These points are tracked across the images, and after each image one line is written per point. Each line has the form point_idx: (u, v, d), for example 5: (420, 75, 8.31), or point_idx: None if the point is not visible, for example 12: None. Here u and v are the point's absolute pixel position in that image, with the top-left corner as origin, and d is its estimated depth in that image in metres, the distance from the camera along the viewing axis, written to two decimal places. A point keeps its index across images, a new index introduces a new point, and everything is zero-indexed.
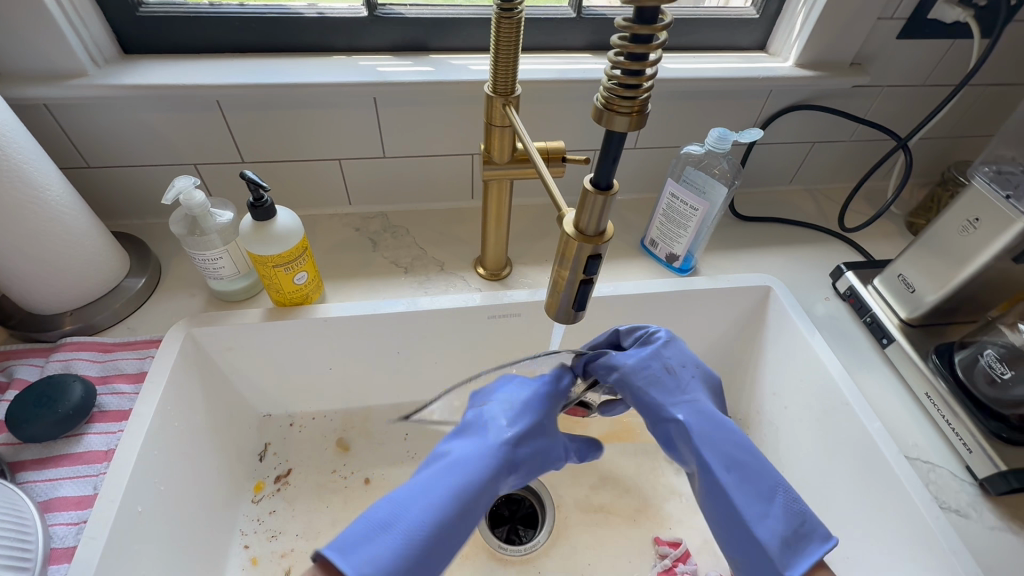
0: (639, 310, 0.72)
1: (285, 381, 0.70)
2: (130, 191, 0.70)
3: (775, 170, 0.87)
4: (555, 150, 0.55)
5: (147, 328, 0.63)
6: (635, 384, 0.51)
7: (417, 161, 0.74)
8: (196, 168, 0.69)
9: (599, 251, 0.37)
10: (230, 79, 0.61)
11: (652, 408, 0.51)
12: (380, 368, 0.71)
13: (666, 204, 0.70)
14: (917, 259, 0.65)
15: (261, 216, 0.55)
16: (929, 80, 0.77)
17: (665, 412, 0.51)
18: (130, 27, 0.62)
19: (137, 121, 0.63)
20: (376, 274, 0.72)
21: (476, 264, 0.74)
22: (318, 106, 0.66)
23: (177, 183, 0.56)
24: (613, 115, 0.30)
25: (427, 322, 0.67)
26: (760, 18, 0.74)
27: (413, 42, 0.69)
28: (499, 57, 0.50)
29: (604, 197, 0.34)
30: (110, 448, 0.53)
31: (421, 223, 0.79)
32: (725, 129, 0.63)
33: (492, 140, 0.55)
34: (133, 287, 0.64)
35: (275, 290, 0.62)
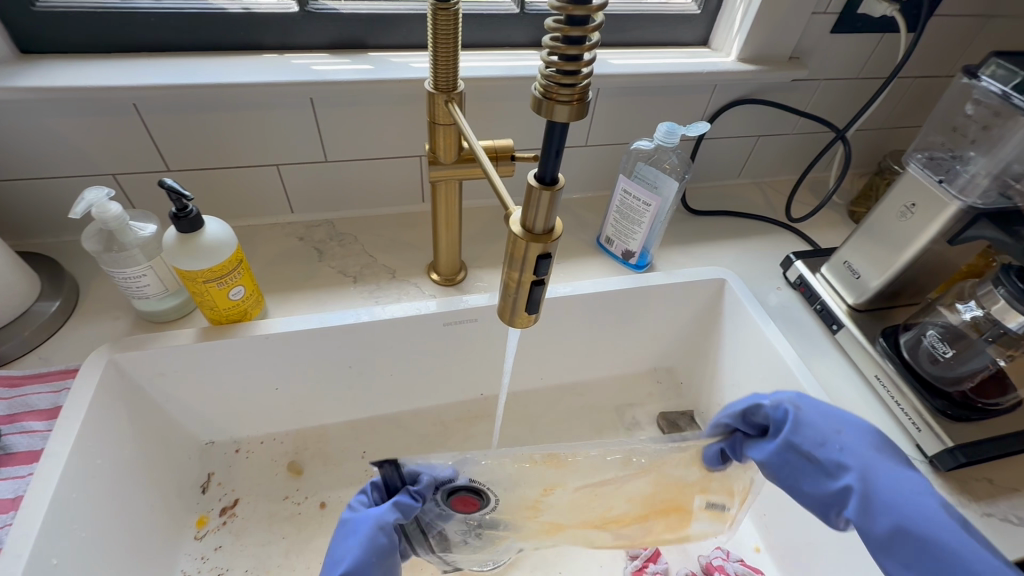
0: (598, 309, 0.71)
1: (227, 405, 0.65)
2: (38, 206, 0.64)
3: (723, 164, 0.88)
4: (503, 148, 0.53)
5: (62, 357, 0.57)
6: (780, 482, 0.43)
7: (362, 165, 0.71)
8: (115, 178, 0.63)
9: (549, 251, 0.36)
10: (146, 79, 0.56)
11: (815, 501, 0.42)
12: (331, 384, 0.67)
13: (620, 201, 0.69)
14: (861, 245, 0.66)
15: (185, 227, 0.50)
16: (862, 73, 0.80)
17: (830, 497, 0.41)
18: (28, 23, 0.56)
19: (41, 128, 0.57)
20: (323, 285, 0.68)
21: (430, 270, 0.71)
22: (249, 108, 0.61)
23: (87, 195, 0.51)
24: (554, 104, 0.28)
25: (379, 334, 0.64)
26: (701, 14, 0.75)
27: (350, 40, 0.65)
28: (438, 52, 0.47)
29: (550, 192, 0.32)
30: (18, 495, 0.47)
31: (370, 229, 0.76)
32: (672, 123, 0.62)
33: (437, 140, 0.53)
34: (46, 312, 0.58)
35: (208, 307, 0.57)
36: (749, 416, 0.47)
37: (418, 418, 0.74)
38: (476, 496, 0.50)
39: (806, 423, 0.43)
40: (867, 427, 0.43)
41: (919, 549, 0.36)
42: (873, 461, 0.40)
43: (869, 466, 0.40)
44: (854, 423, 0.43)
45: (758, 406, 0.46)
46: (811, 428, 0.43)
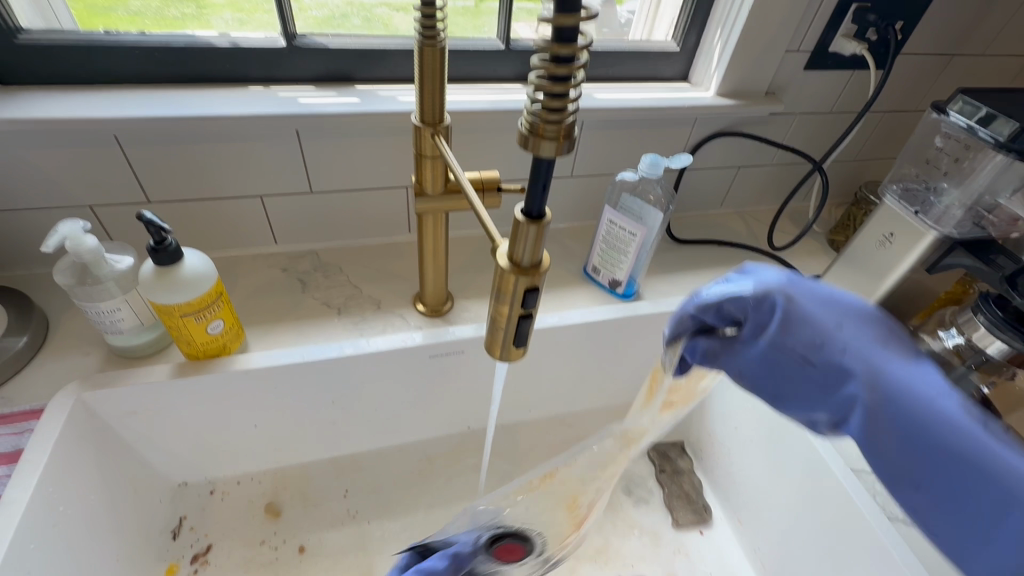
0: (586, 340, 0.70)
1: (202, 445, 0.62)
2: (9, 238, 0.62)
3: (705, 194, 0.90)
4: (489, 180, 0.53)
5: (26, 396, 0.54)
6: (758, 380, 0.39)
7: (348, 196, 0.71)
8: (93, 210, 0.62)
9: (536, 284, 0.35)
10: (129, 112, 0.55)
11: (813, 399, 0.38)
12: (313, 421, 0.65)
13: (606, 231, 0.70)
14: (843, 273, 0.67)
15: (163, 259, 0.49)
16: (836, 107, 0.83)
17: (832, 398, 0.37)
18: (7, 55, 0.55)
19: (17, 160, 0.56)
20: (305, 317, 0.67)
21: (416, 301, 0.70)
22: (233, 140, 0.61)
23: (61, 228, 0.49)
24: (541, 140, 0.28)
25: (364, 368, 0.62)
26: (680, 51, 0.78)
27: (337, 73, 0.66)
28: (425, 87, 0.48)
29: (537, 226, 0.32)
30: None
31: (356, 260, 0.75)
32: (656, 155, 0.63)
33: (424, 172, 0.53)
34: (12, 348, 0.56)
35: (185, 342, 0.55)
36: (720, 309, 0.40)
37: (403, 454, 0.72)
38: (517, 544, 0.57)
39: (800, 320, 0.37)
40: (864, 316, 0.39)
41: (935, 458, 0.33)
42: (879, 365, 0.36)
43: (871, 366, 0.36)
44: (854, 316, 0.38)
45: (740, 294, 0.39)
46: (804, 324, 0.37)
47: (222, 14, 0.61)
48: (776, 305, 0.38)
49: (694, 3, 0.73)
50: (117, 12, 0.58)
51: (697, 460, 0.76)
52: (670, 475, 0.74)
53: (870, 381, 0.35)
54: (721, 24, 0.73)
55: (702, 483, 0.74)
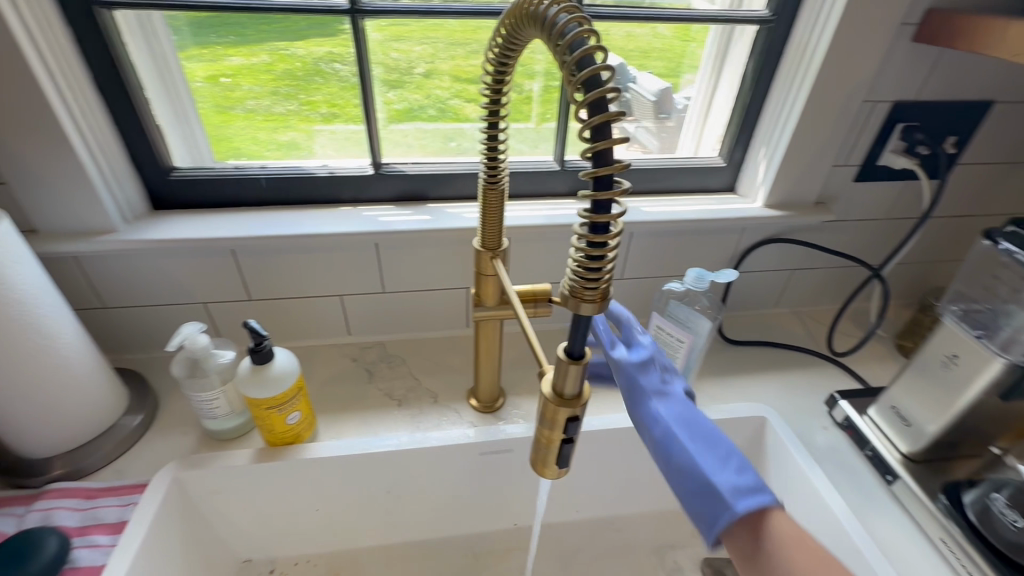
0: (634, 443, 0.71)
1: (270, 524, 0.67)
2: (139, 329, 0.74)
3: (758, 296, 0.90)
4: (542, 292, 0.58)
5: (135, 471, 0.63)
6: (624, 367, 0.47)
7: (414, 296, 0.79)
8: (206, 307, 0.73)
9: (577, 413, 0.38)
10: (246, 232, 0.67)
11: (636, 392, 0.45)
12: (370, 508, 0.69)
13: (654, 336, 0.72)
14: (907, 390, 0.65)
15: (258, 359, 0.57)
16: (892, 214, 0.83)
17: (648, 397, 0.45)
18: (161, 187, 0.69)
19: (156, 268, 0.68)
20: (369, 407, 0.73)
21: (470, 396, 0.74)
22: (324, 251, 0.71)
23: (184, 330, 0.59)
24: (581, 303, 0.33)
25: (420, 461, 0.66)
26: (726, 166, 0.82)
27: (413, 192, 0.76)
28: (486, 218, 0.55)
29: (578, 365, 0.36)
30: None
31: (417, 352, 0.82)
32: (701, 269, 0.66)
33: (483, 287, 0.59)
34: (128, 426, 0.65)
35: (267, 430, 0.62)
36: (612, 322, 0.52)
37: (450, 546, 0.73)
38: None
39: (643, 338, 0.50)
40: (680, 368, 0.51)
41: (705, 449, 0.40)
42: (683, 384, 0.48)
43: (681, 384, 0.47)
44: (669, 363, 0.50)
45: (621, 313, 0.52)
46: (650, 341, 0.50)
47: (320, 112, 0.71)
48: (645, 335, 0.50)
49: (738, 125, 0.78)
50: (236, 111, 0.69)
51: None
52: None
53: (669, 399, 0.44)
54: (765, 143, 0.78)
55: None
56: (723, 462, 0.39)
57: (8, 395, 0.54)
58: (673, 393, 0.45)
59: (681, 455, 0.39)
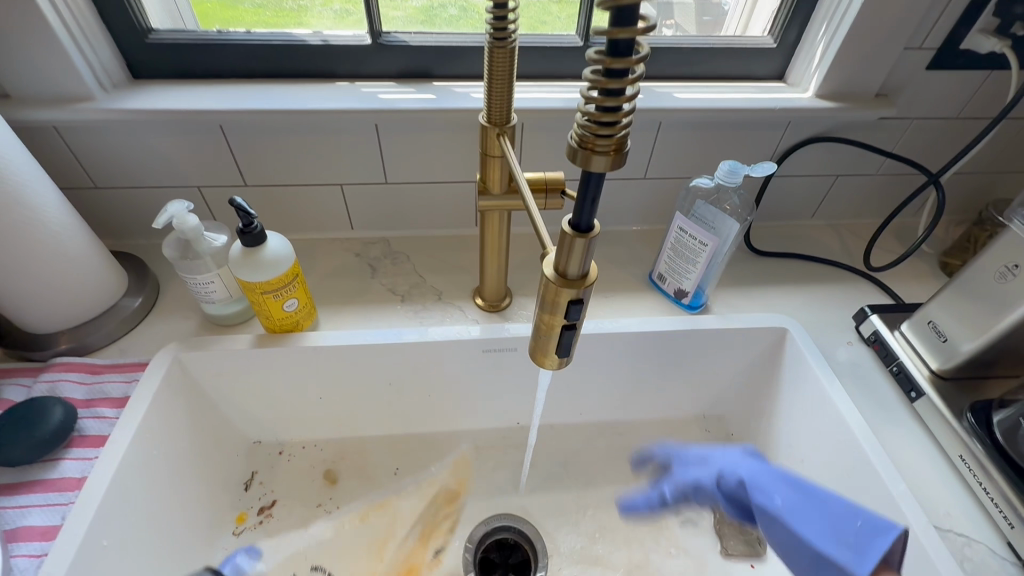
0: (644, 349, 0.68)
1: (275, 409, 0.68)
2: (133, 212, 0.71)
3: (793, 205, 0.82)
4: (553, 181, 0.53)
5: (137, 351, 0.63)
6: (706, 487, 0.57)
7: (419, 189, 0.74)
8: (200, 191, 0.69)
9: (582, 296, 0.34)
10: (232, 105, 0.61)
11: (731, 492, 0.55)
12: (373, 399, 0.69)
13: (674, 238, 0.66)
14: (949, 305, 0.59)
15: (249, 241, 0.54)
16: (963, 113, 0.73)
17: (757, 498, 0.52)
18: (142, 54, 0.63)
19: (143, 144, 0.64)
20: (372, 301, 0.71)
21: (476, 295, 0.71)
22: (320, 132, 0.65)
23: (170, 208, 0.56)
24: (592, 156, 0.27)
25: (422, 355, 0.65)
26: (778, 48, 0.71)
27: (416, 69, 0.68)
28: (493, 88, 0.48)
29: (585, 240, 0.31)
30: (84, 475, 0.51)
31: (424, 250, 0.78)
32: (735, 162, 0.59)
33: (488, 171, 0.53)
34: (129, 307, 0.64)
35: (265, 316, 0.60)
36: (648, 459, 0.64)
37: (452, 441, 0.74)
38: None
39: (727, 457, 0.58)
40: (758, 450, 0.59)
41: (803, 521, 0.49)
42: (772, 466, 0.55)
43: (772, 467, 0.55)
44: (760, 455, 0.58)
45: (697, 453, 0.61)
46: (738, 454, 0.58)
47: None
48: (738, 456, 0.58)
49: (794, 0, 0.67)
50: (244, 4, 0.64)
51: None
52: None
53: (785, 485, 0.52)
54: (826, 19, 0.66)
55: None
56: (833, 525, 0.48)
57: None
58: (771, 471, 0.54)
59: (789, 534, 0.49)
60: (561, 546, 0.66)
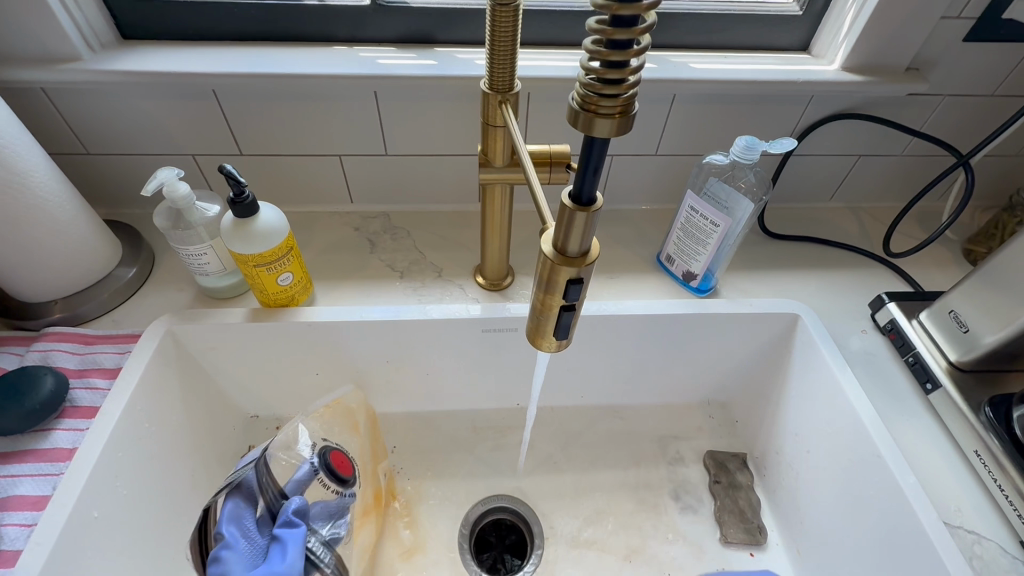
0: (649, 333, 0.66)
1: (271, 384, 0.67)
2: (126, 180, 0.69)
3: (811, 185, 0.79)
4: (558, 154, 0.50)
5: (131, 322, 0.62)
6: None
7: (420, 162, 0.71)
8: (194, 159, 0.67)
9: (582, 275, 0.32)
10: (224, 68, 0.58)
11: None
12: (370, 377, 0.68)
13: (685, 217, 0.63)
14: (973, 294, 0.56)
15: (241, 212, 0.52)
16: (998, 90, 0.68)
17: None
18: (131, 12, 0.60)
19: (134, 109, 0.61)
20: (369, 276, 0.69)
21: (477, 272, 0.69)
22: (316, 100, 0.63)
23: (159, 175, 0.54)
24: (595, 118, 0.24)
25: (420, 333, 0.63)
26: (803, 15, 0.67)
27: (418, 34, 0.65)
28: (495, 52, 0.45)
29: (586, 214, 0.29)
30: (75, 446, 0.50)
31: (424, 225, 0.76)
32: (753, 137, 0.56)
33: (490, 141, 0.50)
34: (123, 277, 0.63)
35: (259, 290, 0.59)
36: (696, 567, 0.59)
37: (450, 420, 0.73)
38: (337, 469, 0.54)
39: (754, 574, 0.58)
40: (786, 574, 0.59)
41: None
42: None
43: None
44: None
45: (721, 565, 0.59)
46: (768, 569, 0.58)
47: None
48: None
49: None
50: None
51: (758, 477, 0.69)
52: (725, 488, 0.68)
53: None
54: None
55: (761, 502, 0.67)
56: None
57: None
58: None
59: None
60: (559, 529, 0.66)
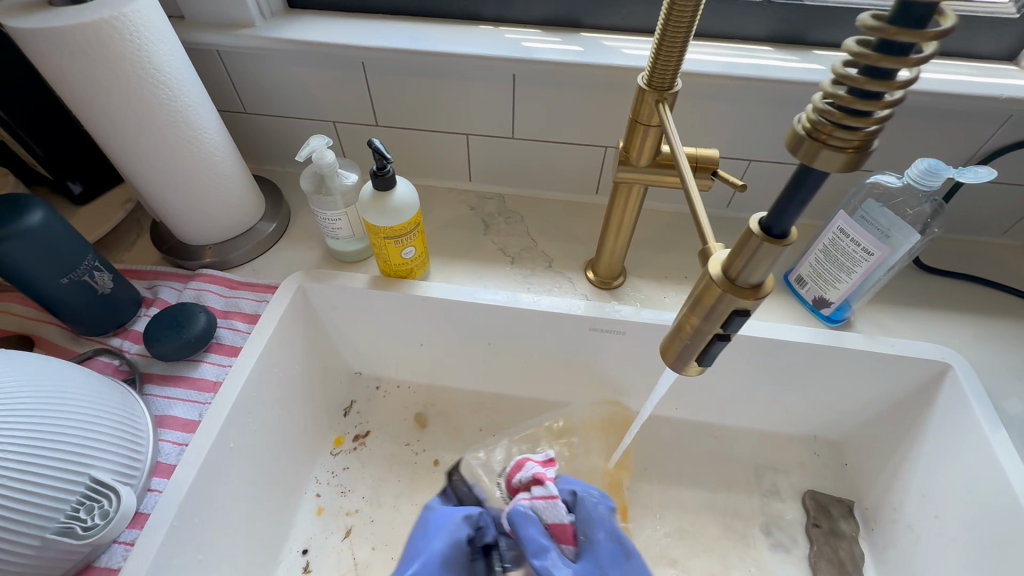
0: (765, 356, 0.62)
1: (379, 348, 0.71)
2: (274, 140, 0.74)
3: (984, 217, 0.68)
4: (706, 159, 0.48)
5: (268, 273, 0.67)
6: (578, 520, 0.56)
7: (545, 148, 0.70)
8: (335, 126, 0.71)
9: (748, 307, 0.30)
10: (377, 42, 0.60)
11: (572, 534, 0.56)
12: (471, 355, 0.70)
13: (829, 240, 0.58)
14: None
15: (381, 185, 0.54)
16: None
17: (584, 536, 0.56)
18: None
19: (291, 75, 0.65)
20: (482, 258, 0.69)
21: (588, 267, 0.68)
22: (456, 79, 0.63)
23: (312, 143, 0.57)
24: (822, 149, 0.21)
25: (526, 322, 0.64)
26: (1018, 19, 0.57)
27: (565, 17, 0.63)
28: (662, 46, 0.42)
29: (773, 247, 0.26)
30: (219, 380, 0.56)
31: (538, 212, 0.75)
32: (938, 160, 0.50)
33: (634, 139, 0.48)
34: (265, 231, 0.69)
35: (383, 259, 0.61)
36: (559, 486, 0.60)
37: (540, 408, 0.73)
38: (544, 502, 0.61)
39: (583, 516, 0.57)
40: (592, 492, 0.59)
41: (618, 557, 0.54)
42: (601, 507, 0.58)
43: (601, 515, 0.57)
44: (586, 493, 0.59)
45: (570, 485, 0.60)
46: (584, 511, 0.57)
47: None
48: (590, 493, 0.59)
49: None
50: None
51: (864, 529, 0.64)
52: (825, 533, 0.63)
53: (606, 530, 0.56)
54: None
55: (865, 557, 0.62)
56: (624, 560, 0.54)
57: (165, 181, 0.58)
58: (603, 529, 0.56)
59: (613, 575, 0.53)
60: (638, 538, 0.64)
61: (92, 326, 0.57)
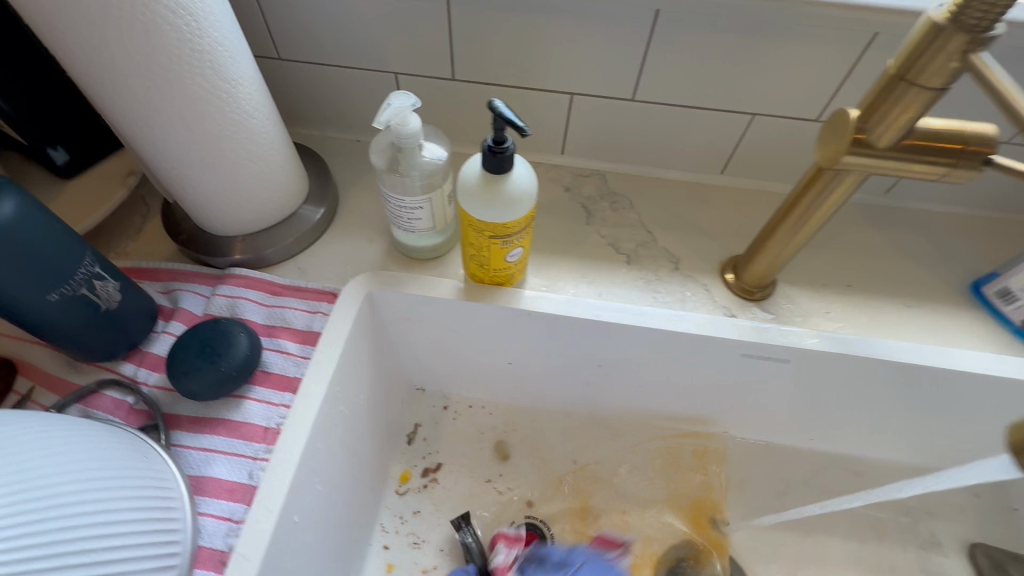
0: (956, 391, 0.49)
1: (454, 366, 0.57)
2: (314, 96, 0.57)
3: None
4: (978, 139, 0.34)
5: (317, 273, 0.52)
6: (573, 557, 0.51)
7: (673, 114, 0.54)
8: (397, 79, 0.54)
9: None
10: None
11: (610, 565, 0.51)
12: (569, 376, 0.56)
13: None
14: None
15: (494, 165, 0.39)
16: None
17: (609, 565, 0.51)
18: None
19: (345, 6, 0.48)
20: (588, 255, 0.55)
21: (727, 270, 0.54)
22: (573, 16, 0.47)
23: (392, 101, 0.41)
24: None
25: (654, 342, 0.50)
26: None
27: None
28: None
29: None
30: (270, 426, 0.42)
31: (650, 194, 0.59)
32: None
33: (884, 107, 0.33)
34: (311, 218, 0.53)
35: (478, 263, 0.47)
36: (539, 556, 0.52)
37: (645, 435, 0.60)
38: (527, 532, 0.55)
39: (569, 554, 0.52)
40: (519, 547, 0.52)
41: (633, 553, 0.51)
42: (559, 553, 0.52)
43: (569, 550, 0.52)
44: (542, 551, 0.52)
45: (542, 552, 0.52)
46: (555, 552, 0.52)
47: None
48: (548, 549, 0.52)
49: None
50: None
51: None
52: None
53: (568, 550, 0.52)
54: None
55: None
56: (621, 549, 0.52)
57: (184, 155, 0.42)
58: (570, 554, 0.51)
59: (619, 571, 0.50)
60: None
61: (92, 352, 0.43)
